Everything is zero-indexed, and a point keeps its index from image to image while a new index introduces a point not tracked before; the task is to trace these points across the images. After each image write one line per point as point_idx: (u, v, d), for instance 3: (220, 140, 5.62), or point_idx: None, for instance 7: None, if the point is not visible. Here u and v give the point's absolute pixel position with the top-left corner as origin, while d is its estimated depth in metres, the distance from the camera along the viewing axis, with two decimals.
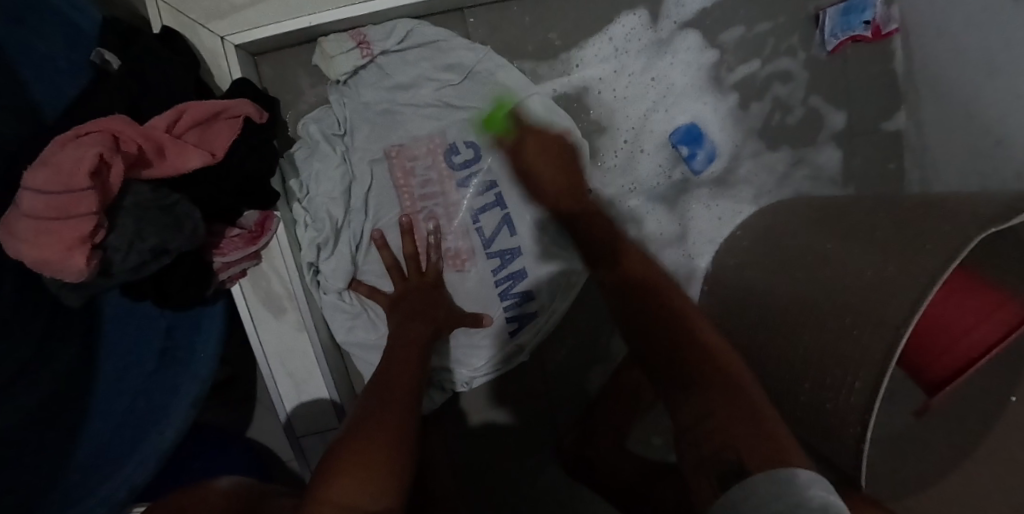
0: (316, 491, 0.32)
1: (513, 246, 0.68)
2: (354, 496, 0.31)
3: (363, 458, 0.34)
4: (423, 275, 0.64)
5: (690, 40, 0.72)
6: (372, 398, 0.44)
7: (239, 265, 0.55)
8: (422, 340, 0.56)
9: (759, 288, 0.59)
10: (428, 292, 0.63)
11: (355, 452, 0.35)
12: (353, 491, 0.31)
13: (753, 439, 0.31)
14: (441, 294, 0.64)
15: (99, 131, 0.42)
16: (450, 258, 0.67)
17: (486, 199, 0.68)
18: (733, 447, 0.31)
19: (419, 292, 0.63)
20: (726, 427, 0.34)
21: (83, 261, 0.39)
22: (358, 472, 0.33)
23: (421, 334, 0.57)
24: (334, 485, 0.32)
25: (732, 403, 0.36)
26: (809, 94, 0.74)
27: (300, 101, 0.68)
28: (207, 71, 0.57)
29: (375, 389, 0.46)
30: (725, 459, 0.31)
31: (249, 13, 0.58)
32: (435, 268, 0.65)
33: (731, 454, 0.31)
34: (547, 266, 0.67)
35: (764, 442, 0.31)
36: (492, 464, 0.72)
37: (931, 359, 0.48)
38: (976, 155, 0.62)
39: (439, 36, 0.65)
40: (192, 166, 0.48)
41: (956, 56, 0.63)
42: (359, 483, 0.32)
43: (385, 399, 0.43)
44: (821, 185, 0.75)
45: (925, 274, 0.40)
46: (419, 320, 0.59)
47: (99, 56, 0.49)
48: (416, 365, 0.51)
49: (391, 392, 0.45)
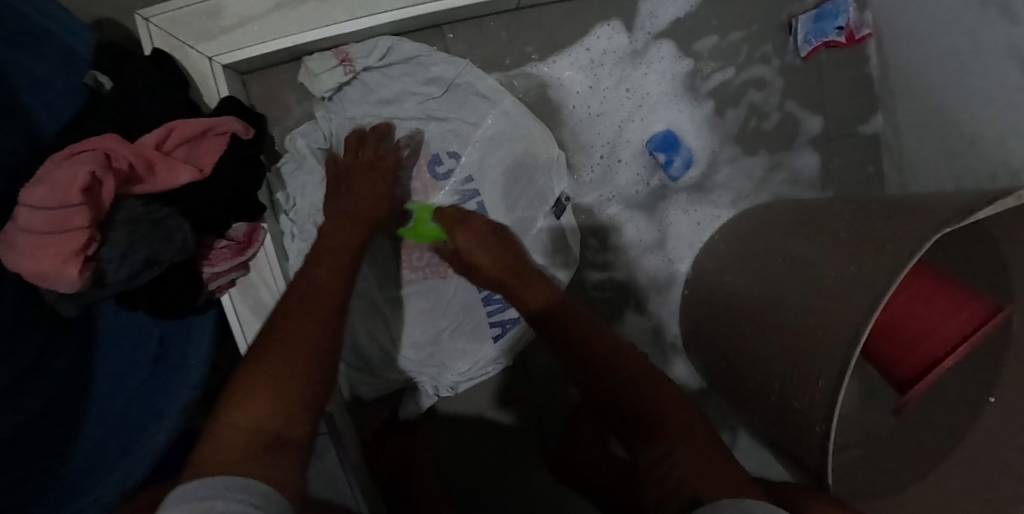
0: (226, 415, 0.35)
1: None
2: (260, 418, 0.34)
3: (266, 384, 0.36)
4: (381, 163, 0.62)
5: (664, 50, 0.74)
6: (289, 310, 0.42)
7: (228, 275, 0.58)
8: (354, 244, 0.53)
9: (734, 291, 0.61)
10: (379, 174, 0.61)
11: (261, 378, 0.36)
12: (264, 415, 0.35)
13: (706, 472, 0.37)
14: (388, 184, 0.61)
15: (92, 149, 0.45)
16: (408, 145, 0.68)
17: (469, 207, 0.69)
18: (690, 482, 0.37)
19: (369, 173, 0.61)
20: (685, 463, 0.38)
21: (76, 272, 0.42)
22: (260, 395, 0.35)
23: (353, 236, 0.54)
24: (240, 411, 0.34)
25: (682, 441, 0.41)
26: (784, 100, 0.76)
27: (287, 117, 0.70)
28: (196, 90, 0.60)
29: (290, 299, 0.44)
30: (682, 494, 0.36)
31: (234, 34, 0.60)
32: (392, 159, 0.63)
33: (690, 490, 0.36)
34: None
35: (717, 476, 0.37)
36: (479, 469, 0.73)
37: (897, 359, 0.49)
38: (951, 156, 0.63)
39: (419, 51, 0.68)
40: (181, 183, 0.50)
41: (926, 59, 0.64)
42: (270, 406, 0.35)
43: (301, 316, 0.41)
44: (799, 189, 0.76)
45: (885, 275, 0.40)
46: (349, 220, 0.55)
47: (93, 78, 0.52)
48: (344, 275, 0.49)
49: (310, 301, 0.43)
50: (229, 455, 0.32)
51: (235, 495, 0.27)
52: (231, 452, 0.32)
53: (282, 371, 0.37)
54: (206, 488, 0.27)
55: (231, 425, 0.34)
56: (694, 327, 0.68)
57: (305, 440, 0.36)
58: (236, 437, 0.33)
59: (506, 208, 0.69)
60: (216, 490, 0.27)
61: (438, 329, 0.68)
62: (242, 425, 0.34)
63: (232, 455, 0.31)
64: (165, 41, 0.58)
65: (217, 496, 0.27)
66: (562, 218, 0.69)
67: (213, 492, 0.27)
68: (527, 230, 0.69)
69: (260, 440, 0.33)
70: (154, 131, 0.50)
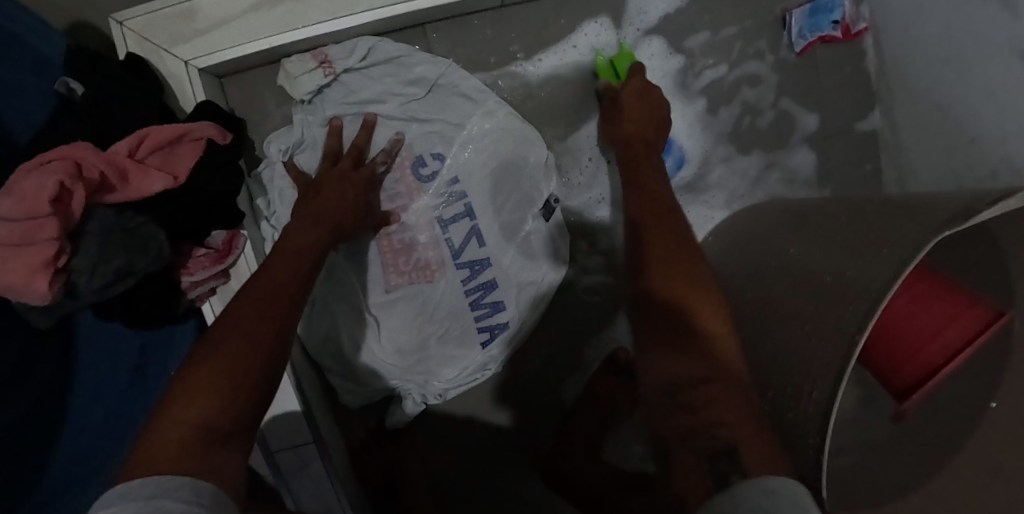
0: (165, 414, 0.33)
1: (483, 257, 0.67)
2: (200, 413, 0.33)
3: (212, 378, 0.34)
4: (356, 173, 0.62)
5: (655, 46, 0.72)
6: (239, 306, 0.41)
7: (208, 283, 0.57)
8: (318, 246, 0.51)
9: (726, 295, 0.59)
10: (352, 182, 0.60)
11: (202, 374, 0.35)
12: (204, 411, 0.33)
13: (750, 438, 0.34)
14: (359, 191, 0.60)
15: (62, 158, 0.44)
16: (386, 154, 0.66)
17: (457, 209, 0.68)
18: (733, 445, 0.33)
19: (342, 181, 0.60)
20: (725, 419, 0.36)
21: (46, 286, 0.39)
22: (203, 391, 0.34)
23: (317, 237, 0.52)
24: (180, 407, 0.33)
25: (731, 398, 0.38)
26: (779, 97, 0.74)
27: (267, 121, 0.69)
28: (172, 95, 0.59)
29: (243, 290, 0.43)
30: (715, 447, 0.34)
31: (210, 37, 0.59)
32: (367, 169, 0.63)
33: (723, 449, 0.33)
34: (521, 279, 0.68)
35: (762, 447, 0.33)
36: (469, 475, 0.72)
37: (894, 368, 0.48)
38: (950, 153, 0.62)
39: (401, 51, 0.67)
40: (156, 190, 0.49)
41: (924, 53, 0.62)
42: (211, 402, 0.34)
43: (252, 312, 0.40)
44: (794, 188, 0.74)
45: (880, 280, 0.39)
46: (316, 222, 0.54)
47: (64, 85, 0.49)
48: (304, 272, 0.47)
49: (265, 294, 0.42)
50: (165, 450, 0.30)
51: (185, 496, 0.26)
52: (167, 446, 0.30)
53: (225, 367, 0.35)
54: (155, 487, 0.26)
55: (168, 421, 0.32)
56: None
57: (248, 434, 0.35)
58: (173, 433, 0.31)
59: (494, 211, 0.68)
60: (166, 490, 0.26)
61: (425, 335, 0.67)
62: (187, 418, 0.32)
63: (167, 451, 0.30)
64: (140, 45, 0.57)
65: (165, 497, 0.26)
66: (551, 222, 0.68)
67: (162, 492, 0.26)
68: (515, 233, 0.68)
69: (200, 434, 0.32)
70: (127, 139, 0.49)
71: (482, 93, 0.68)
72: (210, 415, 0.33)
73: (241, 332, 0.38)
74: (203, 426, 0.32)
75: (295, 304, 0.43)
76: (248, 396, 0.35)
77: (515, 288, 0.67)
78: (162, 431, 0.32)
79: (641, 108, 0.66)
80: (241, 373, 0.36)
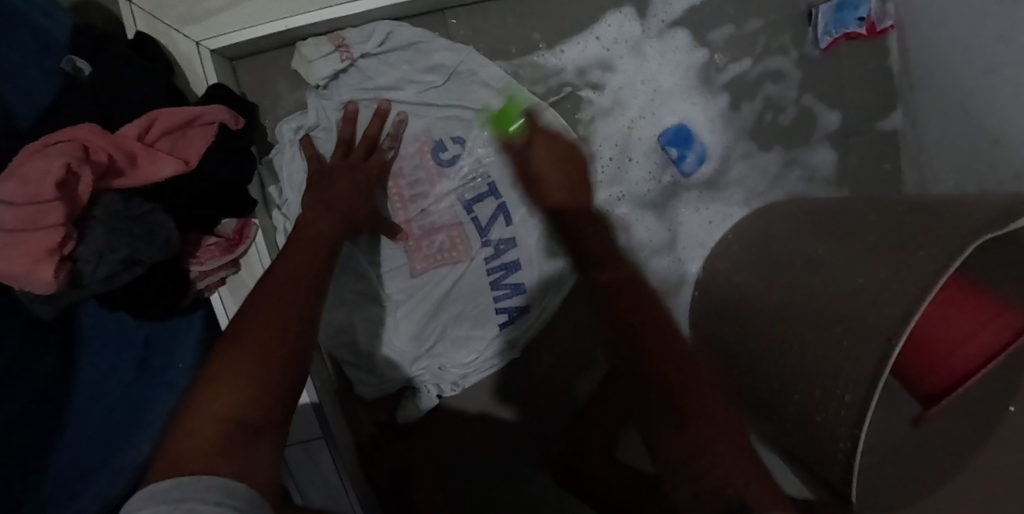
0: (192, 411, 0.31)
1: (509, 237, 0.67)
2: (226, 407, 0.31)
3: (238, 374, 0.33)
4: (365, 164, 0.60)
5: (679, 39, 0.71)
6: (261, 297, 0.39)
7: (216, 274, 0.55)
8: (334, 238, 0.50)
9: (748, 293, 0.58)
10: (364, 175, 0.59)
11: (227, 367, 0.33)
12: (232, 406, 0.31)
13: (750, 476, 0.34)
14: (369, 184, 0.59)
15: (68, 141, 0.42)
16: (391, 137, 0.64)
17: (479, 189, 0.67)
18: (735, 485, 0.33)
19: (355, 172, 0.58)
20: (720, 459, 0.36)
21: (52, 274, 0.37)
22: (228, 387, 0.32)
23: (329, 228, 0.50)
24: (204, 401, 0.31)
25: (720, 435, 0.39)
26: (801, 94, 0.73)
27: (279, 106, 0.67)
28: (182, 78, 0.57)
29: (266, 275, 0.42)
30: (724, 496, 0.33)
31: (221, 17, 0.57)
32: (379, 160, 0.62)
33: (733, 489, 0.33)
34: (547, 262, 0.66)
35: (762, 481, 0.34)
36: (479, 472, 0.70)
37: (922, 374, 0.46)
38: (974, 155, 0.61)
39: (420, 37, 0.65)
40: (165, 175, 0.47)
41: (949, 52, 0.61)
42: (240, 398, 0.32)
43: (272, 301, 0.38)
44: (815, 186, 0.73)
45: (919, 281, 0.38)
46: (331, 211, 0.52)
47: (71, 64, 0.47)
48: (322, 261, 0.46)
49: (285, 281, 0.41)
50: (198, 447, 0.28)
51: (215, 500, 0.25)
52: (199, 443, 0.29)
53: (247, 358, 0.34)
54: (185, 489, 0.25)
55: (196, 416, 0.31)
56: (703, 327, 0.66)
57: (281, 427, 0.34)
58: (201, 428, 0.30)
59: (523, 195, 0.67)
60: (196, 492, 0.25)
61: (441, 324, 0.66)
62: (206, 415, 0.31)
63: (198, 447, 0.29)
64: (149, 25, 0.54)
65: (197, 502, 0.24)
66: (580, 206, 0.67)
67: (191, 496, 0.25)
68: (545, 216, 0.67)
69: (230, 431, 0.30)
70: (136, 121, 0.47)
71: (506, 83, 0.66)
72: (233, 412, 0.31)
73: (266, 320, 0.37)
74: (230, 425, 0.31)
75: (319, 289, 0.43)
76: (273, 393, 0.34)
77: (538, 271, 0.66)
78: (184, 427, 0.30)
79: (560, 178, 0.64)
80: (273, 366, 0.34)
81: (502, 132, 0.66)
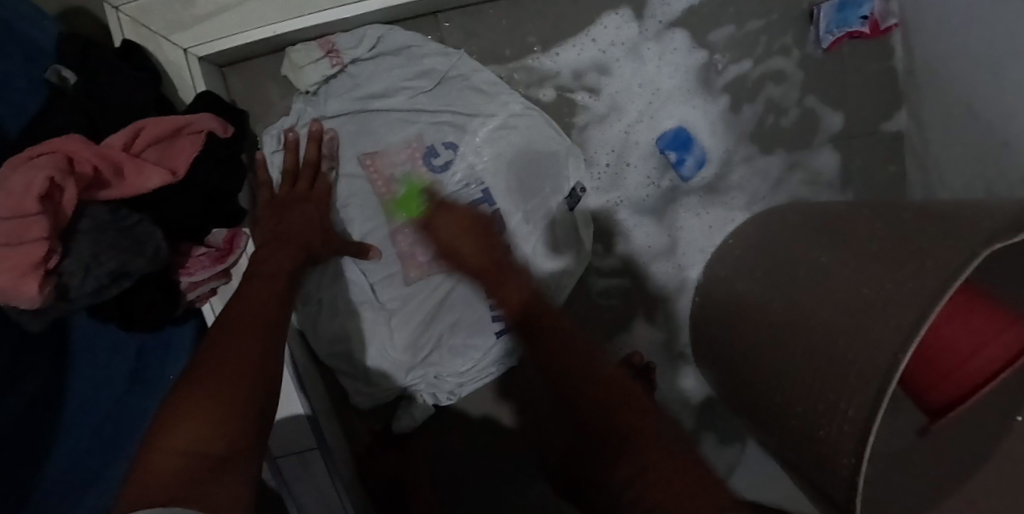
0: (158, 438, 0.31)
1: (505, 244, 0.65)
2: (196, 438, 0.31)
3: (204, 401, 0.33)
4: (313, 193, 0.59)
5: (677, 40, 0.70)
6: (222, 332, 0.39)
7: (206, 284, 0.55)
8: (292, 270, 0.50)
9: (748, 302, 0.57)
10: (314, 202, 0.59)
11: (195, 400, 0.33)
12: (196, 436, 0.31)
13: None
14: (322, 210, 0.59)
15: (53, 152, 0.41)
16: (329, 157, 0.63)
17: (473, 195, 0.66)
18: None
19: (303, 203, 0.58)
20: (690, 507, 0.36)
21: (37, 289, 0.35)
22: (198, 420, 0.31)
23: (287, 262, 0.50)
24: (171, 433, 0.31)
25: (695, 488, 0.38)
26: (804, 95, 0.71)
27: (271, 113, 0.67)
28: (171, 84, 0.56)
29: (228, 307, 0.43)
30: None
31: (209, 24, 0.57)
32: (325, 186, 0.61)
33: None
34: (544, 263, 0.66)
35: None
36: (477, 481, 0.70)
37: (929, 385, 0.45)
38: (981, 157, 0.59)
39: (411, 41, 0.64)
40: (152, 186, 0.46)
41: (955, 51, 0.60)
42: (204, 428, 0.31)
43: (232, 333, 0.39)
44: (818, 189, 0.72)
45: (926, 292, 0.36)
46: (289, 244, 0.52)
47: (56, 74, 0.46)
48: (280, 293, 0.46)
49: (245, 317, 0.41)
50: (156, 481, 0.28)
51: None
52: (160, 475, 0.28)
53: (212, 389, 0.33)
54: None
55: (159, 448, 0.30)
56: (704, 333, 0.65)
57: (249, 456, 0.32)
58: (163, 462, 0.29)
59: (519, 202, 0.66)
60: None
61: (434, 333, 0.65)
62: (168, 447, 0.30)
63: (157, 481, 0.28)
64: (136, 32, 0.54)
65: None
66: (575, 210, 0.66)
67: None
68: (542, 222, 0.66)
69: (191, 464, 0.29)
70: (123, 130, 0.47)
71: (501, 89, 0.65)
72: (193, 442, 0.30)
73: (227, 354, 0.36)
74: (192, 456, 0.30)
75: (276, 320, 0.43)
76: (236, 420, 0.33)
77: (534, 277, 0.65)
78: (145, 460, 0.30)
79: (466, 245, 0.61)
80: (227, 402, 0.33)
81: (403, 215, 0.65)
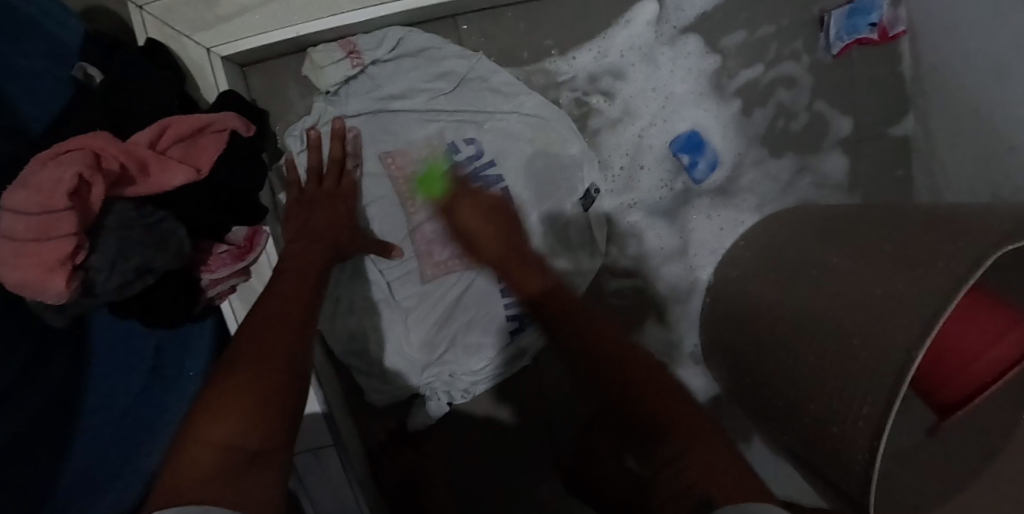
0: (194, 432, 0.31)
1: None
2: (227, 430, 0.31)
3: (242, 387, 0.34)
4: (338, 189, 0.60)
5: (691, 45, 0.71)
6: (255, 326, 0.40)
7: (226, 282, 0.56)
8: (320, 265, 0.50)
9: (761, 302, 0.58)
10: (340, 199, 0.59)
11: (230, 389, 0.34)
12: (233, 429, 0.31)
13: (737, 481, 0.33)
14: (349, 205, 0.59)
15: (80, 149, 0.40)
16: (353, 155, 0.63)
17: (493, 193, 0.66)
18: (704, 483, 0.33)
19: (328, 200, 0.58)
20: (698, 464, 0.35)
21: (65, 283, 0.36)
22: (232, 410, 0.32)
23: (311, 258, 0.50)
24: (210, 424, 0.31)
25: (702, 443, 0.37)
26: (813, 99, 0.72)
27: (290, 113, 0.67)
28: (193, 84, 0.57)
29: (261, 302, 0.43)
30: (695, 493, 0.33)
31: (231, 24, 0.58)
32: (350, 182, 0.61)
33: (703, 489, 0.33)
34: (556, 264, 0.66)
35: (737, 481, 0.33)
36: (487, 479, 0.70)
37: (938, 384, 0.46)
38: (988, 161, 0.60)
39: (430, 43, 0.65)
40: (177, 184, 0.47)
41: (963, 58, 0.61)
42: (244, 420, 0.32)
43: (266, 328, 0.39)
44: (827, 192, 0.73)
45: (940, 293, 0.37)
46: (314, 241, 0.53)
47: (82, 71, 0.47)
48: (310, 290, 0.46)
49: (281, 313, 0.42)
50: (194, 475, 0.28)
51: None
52: (201, 465, 0.29)
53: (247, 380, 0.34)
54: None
55: (198, 439, 0.31)
56: (715, 333, 0.66)
57: (283, 448, 0.33)
58: (201, 454, 0.30)
59: (535, 200, 0.66)
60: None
61: (449, 331, 0.65)
62: (209, 436, 0.31)
63: (196, 472, 0.28)
64: (160, 32, 0.55)
65: None
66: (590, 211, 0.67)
67: None
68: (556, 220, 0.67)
69: (224, 459, 0.30)
70: (149, 128, 0.47)
71: (519, 92, 0.66)
72: (231, 434, 0.31)
73: (260, 347, 0.37)
74: (229, 450, 0.30)
75: (306, 315, 0.43)
76: (275, 408, 0.34)
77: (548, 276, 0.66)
78: (185, 449, 0.30)
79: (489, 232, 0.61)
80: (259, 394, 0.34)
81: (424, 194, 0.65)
